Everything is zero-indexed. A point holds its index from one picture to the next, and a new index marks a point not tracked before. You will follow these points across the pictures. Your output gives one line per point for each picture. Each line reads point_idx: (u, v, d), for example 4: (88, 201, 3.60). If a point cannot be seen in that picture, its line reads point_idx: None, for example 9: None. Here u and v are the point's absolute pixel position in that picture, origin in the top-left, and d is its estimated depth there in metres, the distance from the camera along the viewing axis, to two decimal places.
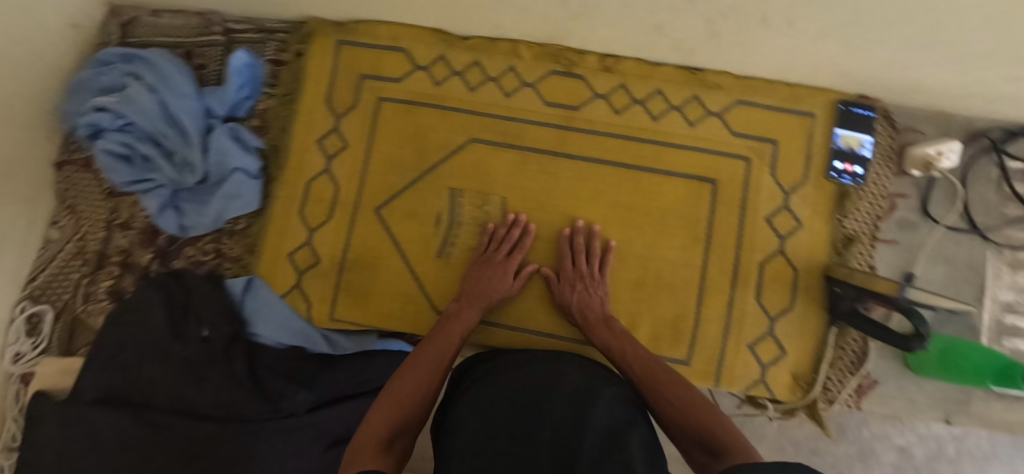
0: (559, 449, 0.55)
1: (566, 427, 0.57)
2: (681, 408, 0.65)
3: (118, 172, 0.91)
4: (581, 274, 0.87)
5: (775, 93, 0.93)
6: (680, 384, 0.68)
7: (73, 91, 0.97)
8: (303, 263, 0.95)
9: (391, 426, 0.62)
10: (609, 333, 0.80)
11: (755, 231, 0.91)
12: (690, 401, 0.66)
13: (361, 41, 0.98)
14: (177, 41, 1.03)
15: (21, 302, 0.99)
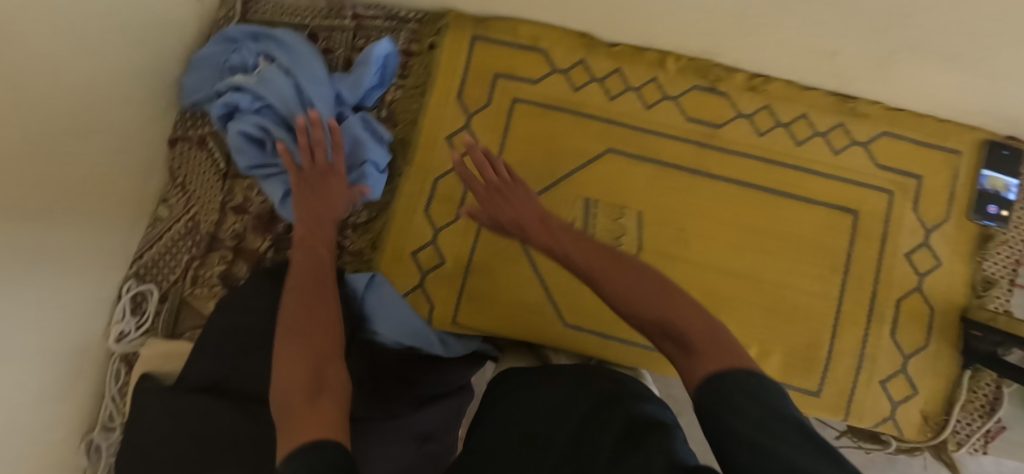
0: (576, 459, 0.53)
1: (583, 438, 0.54)
2: (637, 293, 0.52)
3: (246, 155, 0.88)
4: (493, 184, 0.70)
5: (923, 128, 0.91)
6: (629, 280, 0.54)
7: (201, 66, 0.95)
8: (427, 262, 0.92)
9: (300, 371, 0.55)
10: (546, 234, 0.65)
11: (893, 266, 0.89)
12: (663, 304, 0.51)
13: (498, 38, 0.95)
14: (302, 22, 0.99)
15: (127, 281, 0.95)
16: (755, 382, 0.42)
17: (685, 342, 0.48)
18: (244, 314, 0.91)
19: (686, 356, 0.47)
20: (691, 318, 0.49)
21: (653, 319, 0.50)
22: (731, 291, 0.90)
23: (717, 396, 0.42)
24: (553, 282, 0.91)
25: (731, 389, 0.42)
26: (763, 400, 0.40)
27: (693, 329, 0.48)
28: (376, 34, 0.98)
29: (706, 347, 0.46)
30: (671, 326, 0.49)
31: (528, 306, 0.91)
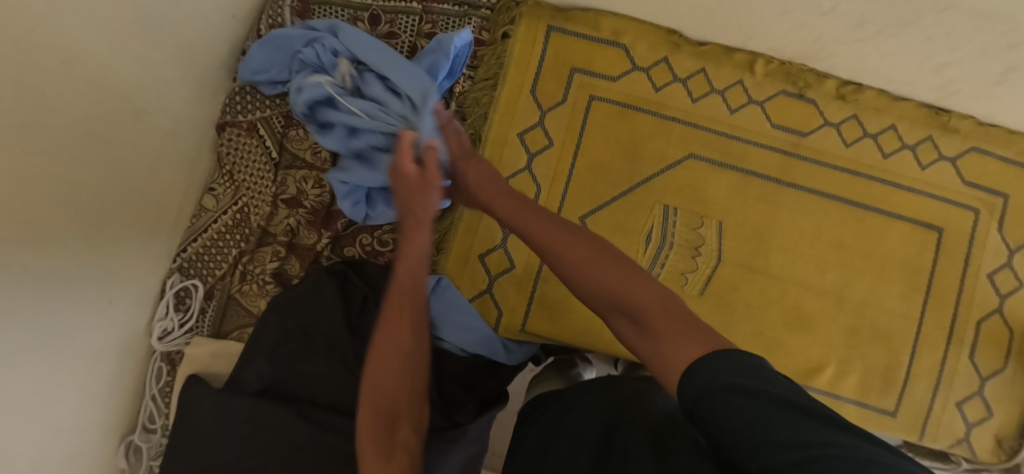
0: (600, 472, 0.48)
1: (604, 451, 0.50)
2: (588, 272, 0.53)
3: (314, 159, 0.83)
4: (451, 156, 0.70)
5: (1014, 146, 0.88)
6: (585, 249, 0.54)
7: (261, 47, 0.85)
8: (495, 266, 0.88)
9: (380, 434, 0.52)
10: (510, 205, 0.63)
11: (975, 286, 0.87)
12: (623, 281, 0.50)
13: (578, 30, 0.89)
14: (364, 2, 0.92)
15: (171, 276, 0.89)
16: (734, 362, 0.38)
17: (644, 317, 0.47)
18: (303, 315, 0.87)
19: (647, 339, 0.46)
20: (644, 298, 0.48)
21: (608, 297, 0.51)
22: (811, 306, 0.87)
23: (703, 380, 0.38)
24: None
25: (712, 370, 0.38)
26: (743, 379, 0.37)
27: (650, 303, 0.48)
28: (445, 19, 0.91)
29: (656, 319, 0.46)
30: (622, 300, 0.50)
31: (601, 316, 0.88)
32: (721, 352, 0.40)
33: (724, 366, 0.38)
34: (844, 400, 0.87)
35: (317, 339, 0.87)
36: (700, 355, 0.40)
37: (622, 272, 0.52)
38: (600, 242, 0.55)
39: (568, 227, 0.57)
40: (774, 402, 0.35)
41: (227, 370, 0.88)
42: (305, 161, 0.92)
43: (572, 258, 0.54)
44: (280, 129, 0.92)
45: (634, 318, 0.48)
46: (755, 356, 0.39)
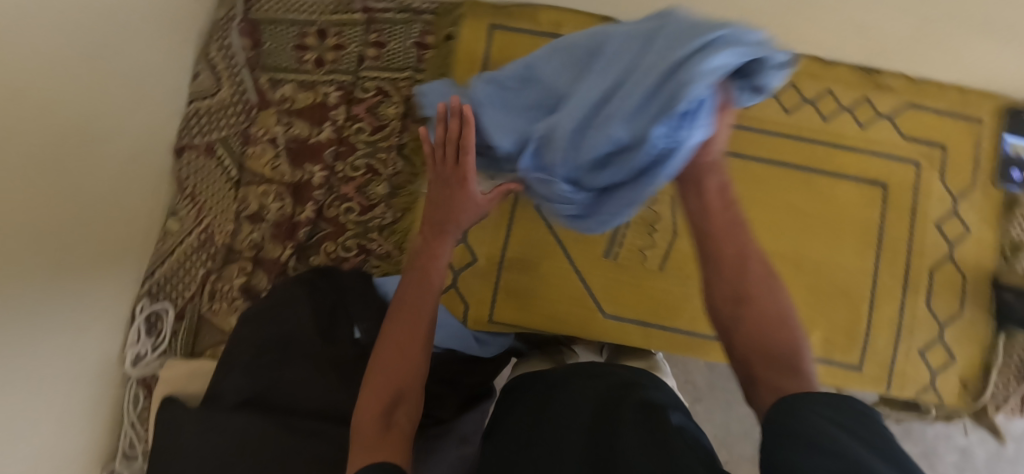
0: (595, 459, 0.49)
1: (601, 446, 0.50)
2: (764, 319, 0.49)
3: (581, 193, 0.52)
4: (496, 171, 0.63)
5: (945, 98, 0.92)
6: (731, 276, 0.51)
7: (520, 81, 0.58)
8: (459, 261, 0.89)
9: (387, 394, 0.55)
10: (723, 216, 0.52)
11: (924, 236, 0.90)
12: (761, 309, 0.50)
13: (518, 26, 0.92)
14: (310, 18, 0.95)
15: (140, 301, 0.90)
16: (831, 401, 0.40)
17: (766, 364, 0.47)
18: (277, 327, 0.87)
19: (772, 388, 0.45)
20: (788, 348, 0.47)
21: (755, 345, 0.49)
22: (771, 271, 0.88)
23: (791, 405, 0.41)
24: (592, 274, 0.88)
25: (807, 404, 0.40)
26: (835, 416, 0.38)
27: (784, 346, 0.47)
28: (390, 27, 0.94)
29: (789, 367, 0.46)
30: (769, 350, 0.48)
31: (568, 300, 0.88)
32: (835, 395, 0.40)
33: (818, 401, 0.40)
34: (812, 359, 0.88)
35: (293, 349, 0.86)
36: (794, 394, 0.42)
37: (789, 315, 0.49)
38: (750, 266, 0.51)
39: (736, 231, 0.52)
40: (856, 440, 0.36)
41: (200, 390, 0.87)
42: (264, 176, 0.93)
43: (726, 280, 0.51)
44: (238, 148, 0.94)
45: (772, 362, 0.47)
46: (863, 404, 0.40)
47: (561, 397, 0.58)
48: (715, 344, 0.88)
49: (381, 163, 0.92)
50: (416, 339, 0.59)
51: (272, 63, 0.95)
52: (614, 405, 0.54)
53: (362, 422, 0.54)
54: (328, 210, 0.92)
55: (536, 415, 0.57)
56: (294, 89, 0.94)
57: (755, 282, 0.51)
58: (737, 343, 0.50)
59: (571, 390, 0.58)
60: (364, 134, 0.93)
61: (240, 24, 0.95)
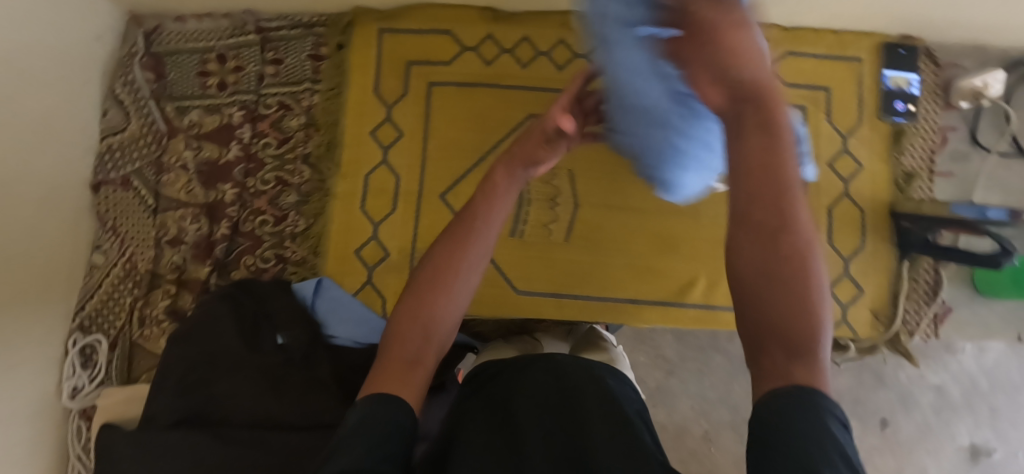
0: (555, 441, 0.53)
1: (563, 429, 0.54)
2: (772, 269, 0.39)
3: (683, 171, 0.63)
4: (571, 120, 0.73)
5: (822, 42, 0.94)
6: (767, 223, 0.40)
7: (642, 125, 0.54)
8: (371, 258, 0.93)
9: (423, 328, 0.58)
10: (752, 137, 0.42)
11: (818, 176, 0.93)
12: (772, 263, 0.40)
13: (405, 27, 0.96)
14: (207, 45, 0.99)
15: (73, 334, 0.92)
16: (830, 411, 0.34)
17: (774, 324, 0.38)
18: (204, 345, 0.87)
19: (779, 366, 0.37)
20: (804, 311, 0.38)
21: (776, 301, 0.39)
22: (672, 229, 0.91)
23: (790, 440, 0.32)
24: (501, 254, 0.91)
25: (809, 419, 0.33)
26: (831, 439, 0.33)
27: (799, 306, 0.38)
28: (285, 44, 0.98)
29: (808, 340, 0.37)
30: (785, 301, 0.38)
31: (481, 281, 0.90)
32: (834, 400, 0.35)
33: (820, 423, 0.33)
34: (723, 309, 0.90)
35: (222, 363, 0.86)
36: (812, 390, 0.35)
37: (810, 263, 0.39)
38: (792, 195, 0.41)
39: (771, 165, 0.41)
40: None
41: (136, 414, 0.89)
42: (180, 200, 0.96)
43: (756, 227, 0.41)
44: (153, 177, 0.97)
45: (786, 329, 0.38)
46: (846, 413, 0.35)
47: (527, 383, 0.62)
48: (630, 306, 0.90)
49: (289, 174, 0.96)
50: (456, 280, 0.60)
51: (177, 92, 0.98)
52: (578, 395, 0.59)
53: (397, 348, 0.56)
54: (244, 224, 0.95)
55: (502, 398, 0.61)
56: (200, 114, 0.98)
57: (792, 221, 0.40)
58: (754, 297, 0.40)
59: (536, 379, 0.63)
60: (271, 148, 0.96)
61: (142, 58, 0.98)
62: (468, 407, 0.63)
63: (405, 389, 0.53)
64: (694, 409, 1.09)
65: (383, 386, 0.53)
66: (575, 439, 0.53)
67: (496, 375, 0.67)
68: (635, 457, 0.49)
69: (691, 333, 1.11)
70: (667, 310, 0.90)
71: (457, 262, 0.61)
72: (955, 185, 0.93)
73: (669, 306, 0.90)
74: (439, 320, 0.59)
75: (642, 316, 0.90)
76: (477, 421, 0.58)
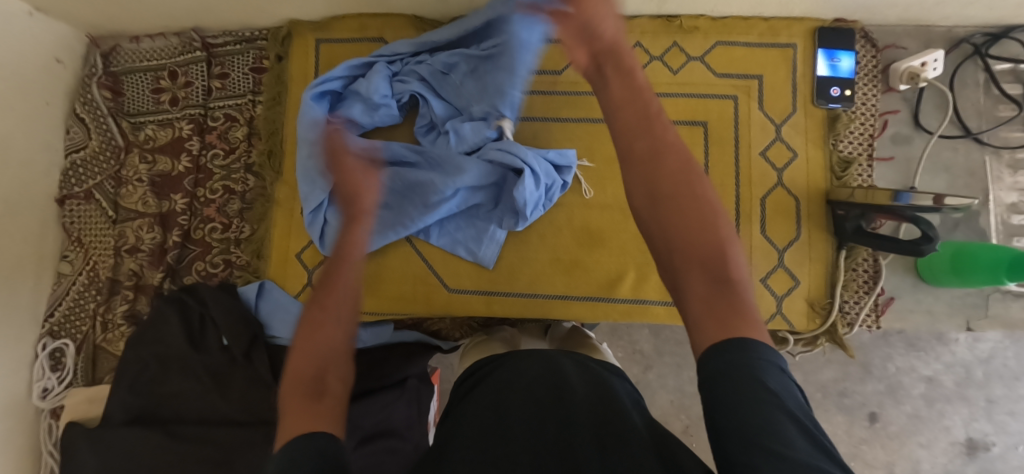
0: (544, 450, 0.56)
1: (550, 435, 0.57)
2: (681, 228, 0.51)
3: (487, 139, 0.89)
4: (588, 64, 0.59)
5: (753, 29, 0.92)
6: (665, 182, 0.53)
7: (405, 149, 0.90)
8: (311, 261, 0.98)
9: (315, 367, 0.54)
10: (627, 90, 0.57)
11: (751, 166, 0.91)
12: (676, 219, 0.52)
13: (338, 36, 0.99)
14: (158, 63, 1.04)
15: (42, 339, 0.99)
16: (769, 361, 0.43)
17: (699, 266, 0.49)
18: (156, 345, 0.92)
19: (709, 308, 0.47)
20: (728, 268, 0.49)
21: (690, 252, 0.50)
22: (599, 223, 0.92)
23: (739, 396, 0.41)
24: (432, 253, 0.94)
25: (750, 362, 0.43)
26: (773, 386, 0.42)
27: (709, 258, 0.49)
28: (229, 59, 1.04)
29: (732, 291, 0.48)
30: (703, 256, 0.50)
31: (413, 279, 0.94)
32: (765, 346, 0.44)
33: (760, 370, 0.42)
34: (652, 302, 0.91)
35: (172, 364, 0.91)
36: (742, 338, 0.44)
37: (721, 225, 0.51)
38: (697, 174, 0.53)
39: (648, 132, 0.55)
40: (789, 422, 0.40)
41: (97, 413, 0.94)
42: (137, 210, 1.02)
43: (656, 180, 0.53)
44: (112, 190, 1.03)
45: (711, 274, 0.49)
46: (784, 363, 0.44)
47: (518, 384, 0.64)
48: (559, 301, 0.92)
49: (235, 183, 1.02)
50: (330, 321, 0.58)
51: (133, 109, 1.05)
52: (573, 394, 0.62)
53: (292, 389, 0.52)
54: (194, 232, 1.02)
55: (494, 399, 0.63)
56: (154, 129, 1.04)
57: (698, 182, 0.53)
58: (675, 253, 0.51)
59: (526, 381, 0.64)
60: (219, 158, 1.03)
61: (100, 78, 1.04)
62: (460, 410, 0.64)
63: (322, 420, 0.49)
64: (674, 403, 1.15)
65: (299, 429, 0.48)
66: (564, 448, 0.56)
67: (488, 376, 0.68)
68: (625, 446, 0.55)
69: (669, 329, 1.16)
70: (597, 305, 0.92)
71: (332, 293, 0.61)
72: (896, 169, 0.92)
73: (599, 301, 0.92)
74: (326, 346, 0.56)
75: (571, 310, 0.92)
76: (467, 424, 0.60)
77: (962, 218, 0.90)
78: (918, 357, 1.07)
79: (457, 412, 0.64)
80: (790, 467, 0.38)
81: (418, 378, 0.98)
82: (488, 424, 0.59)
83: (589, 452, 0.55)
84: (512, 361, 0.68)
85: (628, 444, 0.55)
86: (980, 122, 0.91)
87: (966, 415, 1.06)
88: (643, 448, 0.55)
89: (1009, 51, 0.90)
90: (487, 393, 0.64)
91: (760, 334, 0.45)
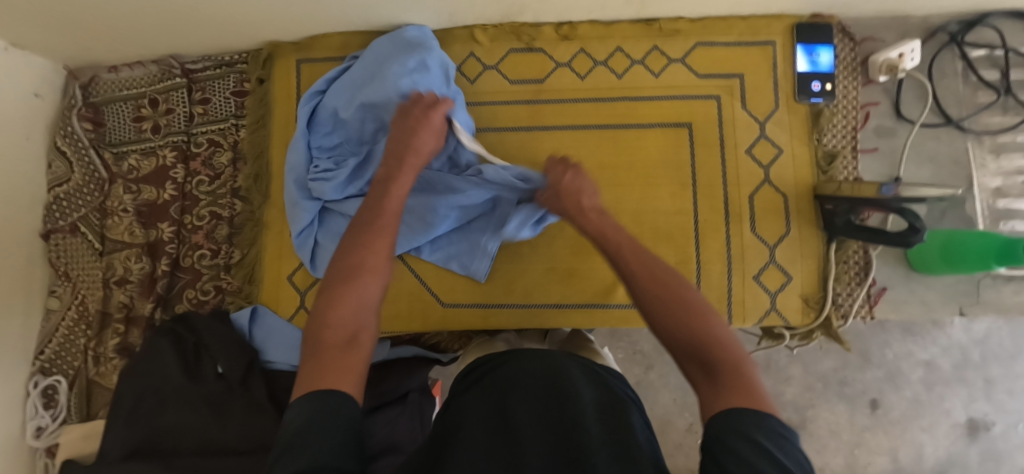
0: (552, 445, 0.57)
1: (555, 431, 0.58)
2: (671, 322, 0.56)
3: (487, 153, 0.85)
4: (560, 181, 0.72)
5: (733, 29, 0.92)
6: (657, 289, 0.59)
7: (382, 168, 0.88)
8: (303, 283, 0.98)
9: (350, 321, 0.57)
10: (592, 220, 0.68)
11: (738, 165, 0.91)
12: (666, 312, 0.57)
13: (319, 56, 0.99)
14: (139, 91, 1.04)
15: (34, 376, 0.97)
16: (756, 421, 0.45)
17: (698, 360, 0.53)
18: (151, 377, 0.90)
19: (711, 391, 0.50)
20: (724, 355, 0.52)
21: (681, 342, 0.55)
22: None
23: (728, 448, 0.44)
24: (425, 269, 0.93)
25: (741, 425, 0.45)
26: (761, 441, 0.44)
27: (705, 349, 0.53)
28: (210, 84, 1.03)
29: (730, 374, 0.51)
30: (694, 344, 0.54)
31: (408, 296, 0.94)
32: (763, 413, 0.47)
33: (750, 430, 0.45)
34: None
35: (168, 394, 0.90)
36: (738, 407, 0.47)
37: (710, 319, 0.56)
38: (668, 272, 0.60)
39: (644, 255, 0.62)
40: (775, 472, 0.42)
41: (94, 449, 0.93)
42: (124, 241, 1.01)
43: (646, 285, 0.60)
44: (98, 222, 1.02)
45: (706, 363, 0.52)
46: (781, 422, 0.46)
47: (525, 380, 0.65)
48: (554, 310, 0.92)
49: (222, 208, 1.02)
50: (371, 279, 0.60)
51: (115, 139, 1.04)
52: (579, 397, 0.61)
53: (323, 337, 0.55)
54: (184, 260, 1.01)
55: (500, 396, 0.63)
56: (137, 159, 1.03)
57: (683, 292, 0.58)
58: (671, 347, 0.55)
59: (530, 378, 0.65)
60: (205, 185, 1.02)
61: (81, 110, 1.03)
62: (465, 402, 0.65)
63: (345, 379, 0.52)
64: (676, 402, 1.15)
65: (321, 382, 0.51)
66: (571, 446, 0.56)
67: (493, 372, 0.68)
68: (630, 453, 0.55)
69: None
70: (593, 312, 0.92)
71: (372, 254, 0.61)
72: (881, 160, 0.92)
73: (594, 308, 0.92)
74: (357, 307, 0.58)
75: (567, 319, 0.92)
76: (474, 421, 0.61)
77: (948, 206, 0.91)
78: (914, 342, 1.08)
79: (462, 405, 0.65)
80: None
81: (419, 391, 0.98)
82: (489, 425, 0.60)
83: (599, 455, 0.55)
84: (526, 353, 0.69)
85: (632, 449, 0.56)
86: (961, 110, 0.92)
87: (965, 397, 1.06)
88: (646, 456, 0.55)
89: (984, 38, 0.92)
90: (491, 391, 0.65)
91: (760, 406, 0.47)
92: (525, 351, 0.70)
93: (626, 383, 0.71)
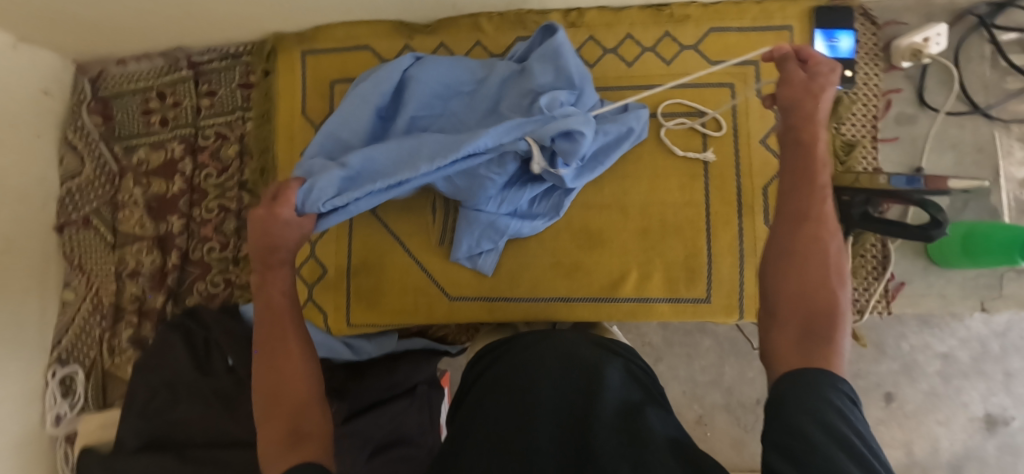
0: (565, 441, 0.56)
1: (570, 423, 0.57)
2: (807, 285, 0.48)
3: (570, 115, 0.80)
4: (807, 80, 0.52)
5: (746, 13, 0.89)
6: (787, 242, 0.50)
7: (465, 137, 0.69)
8: (311, 275, 0.99)
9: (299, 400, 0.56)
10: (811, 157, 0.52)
11: (750, 155, 0.91)
12: (798, 274, 0.48)
13: (324, 47, 0.97)
14: (146, 84, 1.05)
15: (51, 367, 0.97)
16: (839, 390, 0.42)
17: (801, 321, 0.47)
18: (164, 370, 0.92)
19: (796, 343, 0.46)
20: (833, 325, 0.45)
21: (793, 302, 0.48)
22: (599, 224, 0.91)
23: (788, 392, 0.42)
24: (430, 263, 0.94)
25: (820, 388, 0.42)
26: (841, 407, 0.41)
27: (815, 312, 0.47)
28: (215, 76, 1.04)
29: (830, 343, 0.45)
30: (809, 313, 0.47)
31: (414, 291, 0.95)
32: (837, 376, 0.43)
33: (829, 384, 0.42)
34: (657, 301, 0.90)
35: (181, 387, 0.91)
36: (816, 369, 0.43)
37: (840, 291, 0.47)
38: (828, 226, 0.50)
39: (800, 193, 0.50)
40: (847, 426, 0.39)
41: (110, 438, 0.94)
42: (136, 233, 1.03)
43: (792, 232, 0.50)
44: (109, 215, 1.03)
45: (811, 327, 0.46)
46: (856, 395, 0.43)
47: (533, 366, 0.63)
48: (562, 304, 0.91)
49: (229, 201, 1.03)
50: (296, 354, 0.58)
51: (125, 132, 1.06)
52: (594, 380, 0.60)
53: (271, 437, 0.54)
54: (193, 253, 1.03)
55: (512, 386, 0.62)
56: (146, 152, 1.05)
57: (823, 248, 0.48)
58: (778, 304, 0.48)
59: (540, 370, 0.63)
60: (213, 177, 1.03)
61: (90, 104, 1.04)
62: (478, 399, 0.63)
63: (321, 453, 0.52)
64: (686, 393, 1.13)
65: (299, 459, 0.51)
66: (586, 435, 0.55)
67: (498, 360, 0.68)
68: (640, 435, 0.54)
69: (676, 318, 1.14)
70: (599, 306, 0.90)
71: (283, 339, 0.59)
72: (902, 150, 0.89)
73: (602, 302, 0.90)
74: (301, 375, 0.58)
75: (574, 313, 0.90)
76: (487, 410, 0.60)
77: (972, 196, 0.87)
78: (932, 334, 1.05)
79: (472, 394, 0.65)
80: (822, 418, 0.39)
81: (428, 383, 0.94)
82: (502, 415, 0.59)
83: (609, 442, 0.53)
84: (530, 339, 0.69)
85: (643, 432, 0.54)
86: (987, 97, 0.88)
87: (983, 390, 1.03)
88: (659, 437, 0.54)
89: (1015, 20, 0.87)
90: (505, 380, 0.63)
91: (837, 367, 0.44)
92: (528, 336, 0.71)
93: (639, 360, 0.69)
